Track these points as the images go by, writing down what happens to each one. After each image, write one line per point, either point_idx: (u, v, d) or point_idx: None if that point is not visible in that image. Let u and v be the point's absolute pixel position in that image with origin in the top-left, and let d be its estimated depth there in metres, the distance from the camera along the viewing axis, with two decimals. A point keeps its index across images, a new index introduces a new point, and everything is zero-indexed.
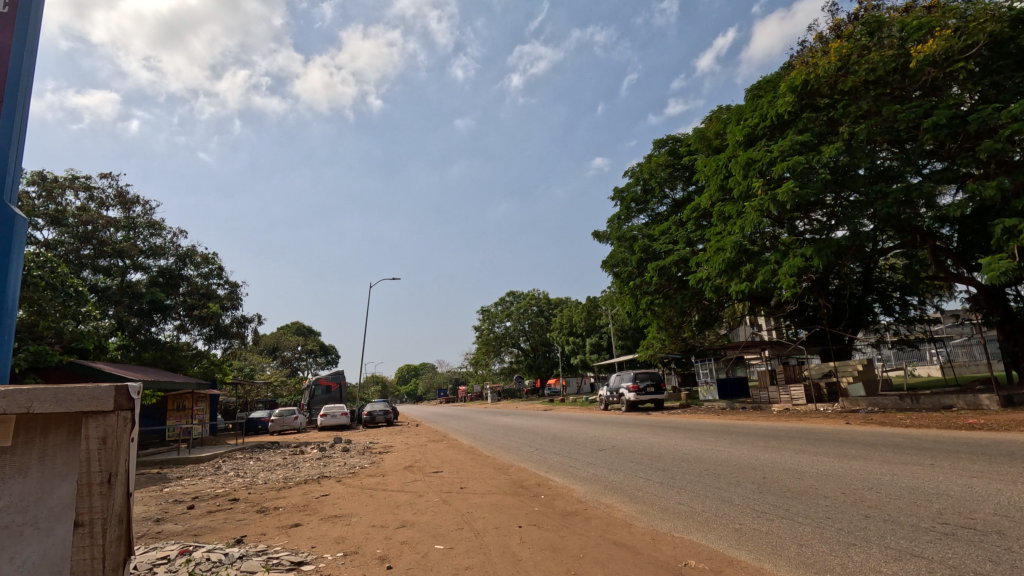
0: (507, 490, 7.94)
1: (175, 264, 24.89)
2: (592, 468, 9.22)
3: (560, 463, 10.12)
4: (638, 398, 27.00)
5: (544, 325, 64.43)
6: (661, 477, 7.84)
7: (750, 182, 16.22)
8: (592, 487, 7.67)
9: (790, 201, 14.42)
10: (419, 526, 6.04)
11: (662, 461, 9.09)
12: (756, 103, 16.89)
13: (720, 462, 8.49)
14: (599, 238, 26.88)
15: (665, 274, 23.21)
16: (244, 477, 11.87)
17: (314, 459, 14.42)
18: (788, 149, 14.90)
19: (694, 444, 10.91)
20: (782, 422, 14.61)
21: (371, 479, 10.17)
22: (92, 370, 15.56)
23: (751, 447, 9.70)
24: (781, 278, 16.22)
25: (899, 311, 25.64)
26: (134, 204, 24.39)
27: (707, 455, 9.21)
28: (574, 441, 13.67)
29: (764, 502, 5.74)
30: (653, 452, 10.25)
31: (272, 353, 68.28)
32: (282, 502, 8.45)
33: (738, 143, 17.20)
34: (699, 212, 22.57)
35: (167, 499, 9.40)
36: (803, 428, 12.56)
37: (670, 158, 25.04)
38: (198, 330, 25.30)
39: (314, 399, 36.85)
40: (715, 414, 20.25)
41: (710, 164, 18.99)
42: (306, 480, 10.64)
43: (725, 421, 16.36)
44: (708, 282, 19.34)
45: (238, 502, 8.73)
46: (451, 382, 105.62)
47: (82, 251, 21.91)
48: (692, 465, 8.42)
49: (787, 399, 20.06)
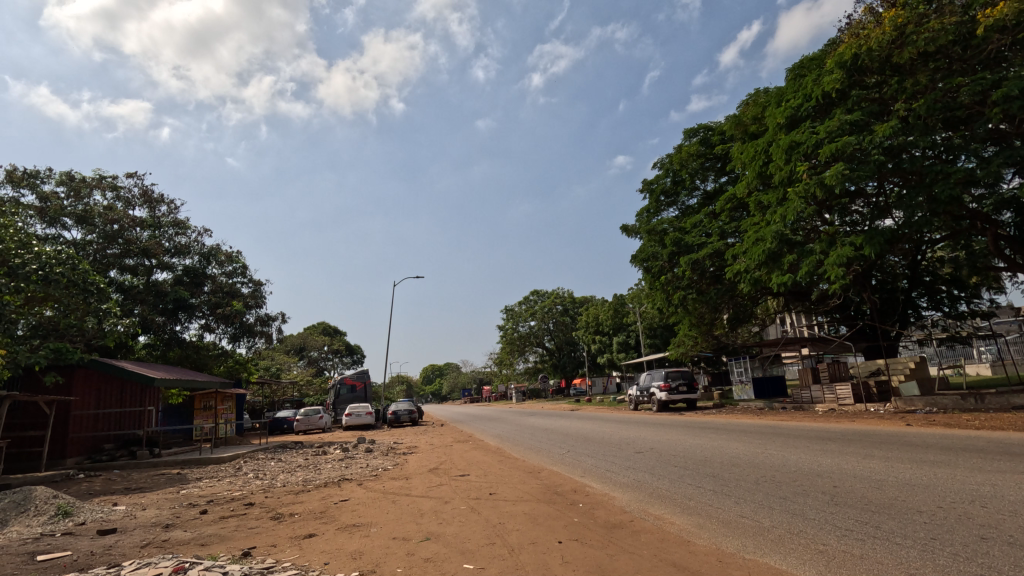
0: (541, 497, 7.22)
1: (199, 263, 24.87)
2: (632, 473, 8.44)
3: (595, 467, 9.37)
4: (670, 398, 25.96)
5: (569, 324, 63.51)
6: (711, 484, 7.03)
7: (793, 167, 15.21)
8: (636, 495, 6.91)
9: (839, 184, 13.38)
10: (445, 540, 5.37)
11: (709, 466, 8.26)
12: (798, 84, 15.89)
13: (776, 467, 7.63)
14: (628, 232, 25.96)
15: (697, 267, 22.16)
16: (263, 478, 11.42)
17: (337, 460, 13.92)
18: (837, 129, 13.90)
19: (741, 446, 10.02)
20: (833, 424, 13.53)
21: (393, 482, 9.58)
22: (113, 369, 15.31)
23: (806, 451, 8.78)
24: (828, 269, 15.12)
25: (948, 306, 24.13)
26: (159, 203, 24.41)
27: (759, 459, 8.33)
28: (607, 443, 12.87)
29: (846, 517, 4.91)
30: (695, 455, 9.42)
31: (299, 353, 68.87)
32: (299, 507, 7.89)
33: (779, 126, 16.14)
34: (734, 203, 21.52)
35: (180, 503, 8.95)
36: (857, 430, 11.55)
37: (702, 148, 23.98)
38: (222, 329, 25.19)
39: (339, 399, 36.71)
40: (754, 414, 19.15)
41: (747, 150, 17.95)
42: (325, 483, 10.10)
43: (768, 422, 15.35)
44: (746, 275, 18.23)
45: (254, 506, 8.21)
46: (475, 382, 105.46)
47: (108, 251, 21.94)
48: (743, 471, 7.58)
49: (832, 399, 18.87)
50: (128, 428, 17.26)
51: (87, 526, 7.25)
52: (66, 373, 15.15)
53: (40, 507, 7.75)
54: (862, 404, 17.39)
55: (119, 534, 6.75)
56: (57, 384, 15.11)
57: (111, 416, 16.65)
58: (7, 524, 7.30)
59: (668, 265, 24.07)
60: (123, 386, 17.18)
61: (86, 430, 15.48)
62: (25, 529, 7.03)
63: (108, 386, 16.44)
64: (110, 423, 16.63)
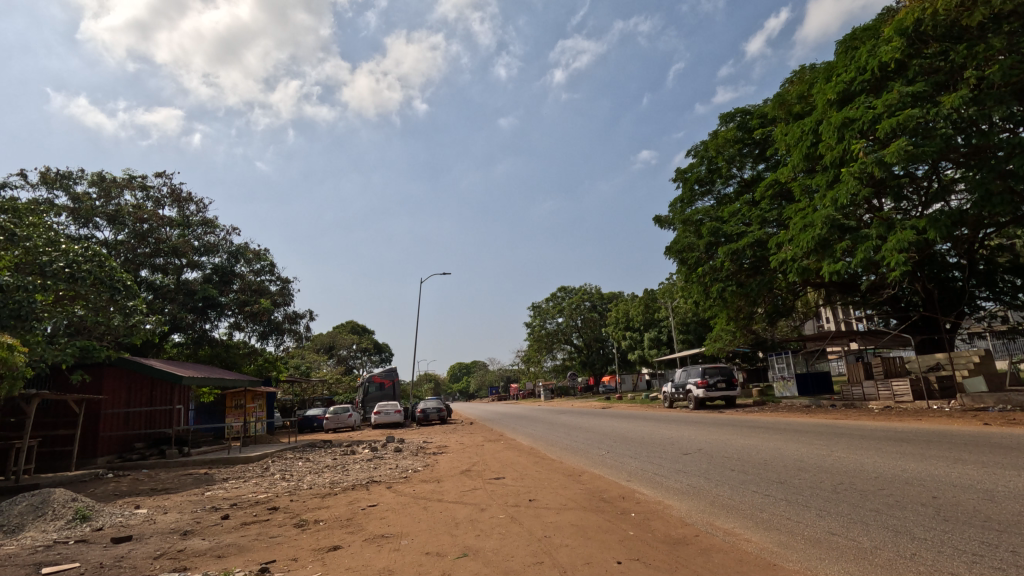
0: (587, 505, 6.53)
1: (228, 261, 24.84)
2: (683, 477, 7.67)
3: (641, 470, 8.60)
4: (708, 395, 24.85)
5: (597, 320, 62.49)
6: (780, 492, 6.24)
7: (846, 145, 14.09)
8: (695, 504, 6.15)
9: (901, 161, 12.27)
10: (485, 557, 4.72)
11: (773, 471, 7.42)
12: (850, 57, 14.76)
13: (853, 474, 6.77)
14: (661, 223, 24.98)
15: (737, 257, 20.97)
16: (290, 480, 10.97)
17: (365, 460, 13.42)
18: (897, 102, 12.79)
19: (802, 448, 9.10)
20: (896, 423, 12.46)
21: (424, 486, 8.97)
22: (141, 368, 15.13)
23: (881, 454, 7.86)
24: (887, 255, 13.98)
25: (1010, 296, 22.34)
26: (187, 202, 24.43)
27: (831, 464, 7.44)
28: (648, 443, 12.06)
29: (966, 538, 4.08)
30: (751, 457, 8.59)
31: (328, 352, 69.47)
32: (324, 513, 7.36)
33: (829, 102, 15.03)
34: (776, 189, 20.37)
35: (203, 506, 8.54)
36: (927, 429, 10.53)
37: (739, 134, 22.79)
38: (251, 327, 25.11)
39: (368, 397, 36.63)
40: (803, 413, 18.02)
41: (792, 130, 16.83)
42: (353, 485, 9.57)
43: (822, 421, 14.24)
44: (792, 264, 17.09)
45: (278, 512, 7.73)
46: (502, 380, 105.28)
47: (139, 250, 22.04)
48: (815, 477, 6.74)
49: (888, 397, 17.64)
50: (158, 426, 17.12)
51: (104, 532, 6.85)
52: (96, 372, 15.00)
53: (58, 510, 7.39)
54: (923, 402, 16.15)
55: (136, 542, 6.31)
56: (86, 383, 14.98)
57: (141, 415, 16.50)
58: (23, 529, 6.95)
59: (705, 256, 22.97)
60: (154, 385, 17.03)
61: (116, 430, 15.33)
62: (41, 535, 6.67)
63: (138, 385, 16.28)
64: (140, 422, 16.49)
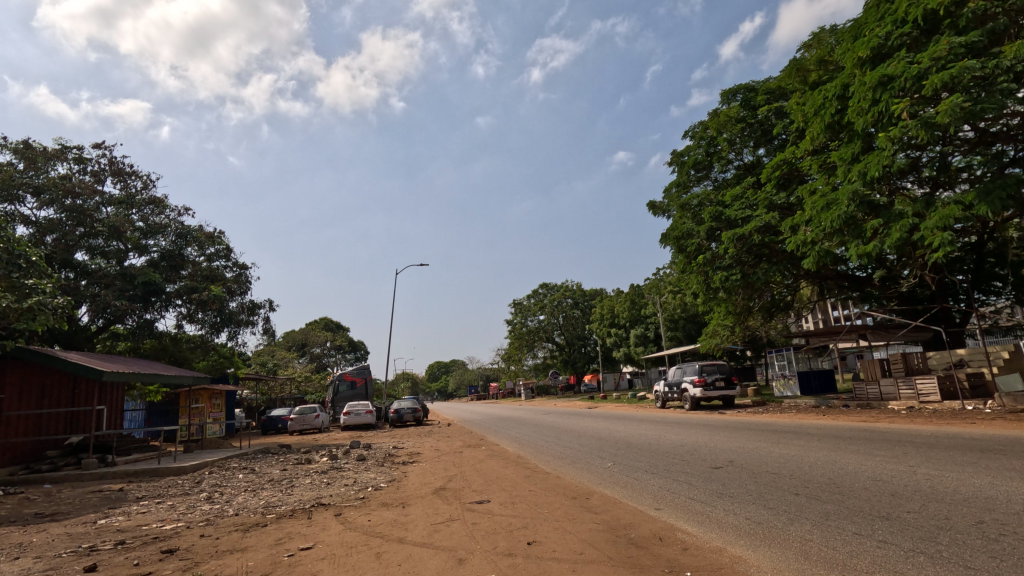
0: (614, 556, 4.42)
1: (177, 244, 22.24)
2: (733, 506, 5.64)
3: (669, 493, 6.57)
4: (705, 394, 23.04)
5: (579, 318, 60.58)
6: (901, 537, 4.22)
7: (882, 106, 12.32)
8: (782, 557, 4.08)
9: (955, 118, 10.51)
10: None
11: (859, 498, 5.43)
12: (882, 12, 13.10)
13: (985, 505, 4.82)
14: (656, 209, 23.11)
15: (743, 244, 19.08)
16: (215, 501, 8.65)
17: (317, 473, 11.13)
18: (947, 55, 11.09)
19: (866, 462, 7.14)
20: (944, 426, 10.76)
21: (384, 513, 6.81)
22: (52, 360, 12.58)
23: (987, 473, 5.94)
24: (926, 235, 12.30)
25: None
26: (131, 177, 21.81)
27: (936, 489, 5.49)
28: (660, 452, 10.06)
29: None
30: (811, 475, 6.64)
31: (301, 349, 66.65)
32: (232, 564, 5.11)
33: (858, 62, 13.31)
34: (783, 170, 18.61)
35: (73, 548, 6.18)
36: (993, 434, 8.87)
37: (743, 112, 21.02)
38: (203, 317, 22.46)
39: (338, 396, 34.14)
40: (819, 414, 16.25)
41: (811, 98, 15.00)
42: (292, 512, 7.32)
43: (856, 424, 12.41)
44: (810, 248, 15.32)
45: (171, 559, 5.46)
46: (481, 379, 103.76)
47: (74, 231, 19.40)
48: (936, 511, 4.77)
49: (910, 396, 16.06)
50: (78, 430, 14.50)
51: None
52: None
53: None
54: (954, 403, 14.62)
55: None
56: None
57: (57, 417, 13.90)
58: None
59: (705, 244, 21.17)
60: (76, 382, 14.43)
61: (20, 434, 12.75)
62: None
63: (53, 381, 13.68)
64: (56, 426, 13.89)
